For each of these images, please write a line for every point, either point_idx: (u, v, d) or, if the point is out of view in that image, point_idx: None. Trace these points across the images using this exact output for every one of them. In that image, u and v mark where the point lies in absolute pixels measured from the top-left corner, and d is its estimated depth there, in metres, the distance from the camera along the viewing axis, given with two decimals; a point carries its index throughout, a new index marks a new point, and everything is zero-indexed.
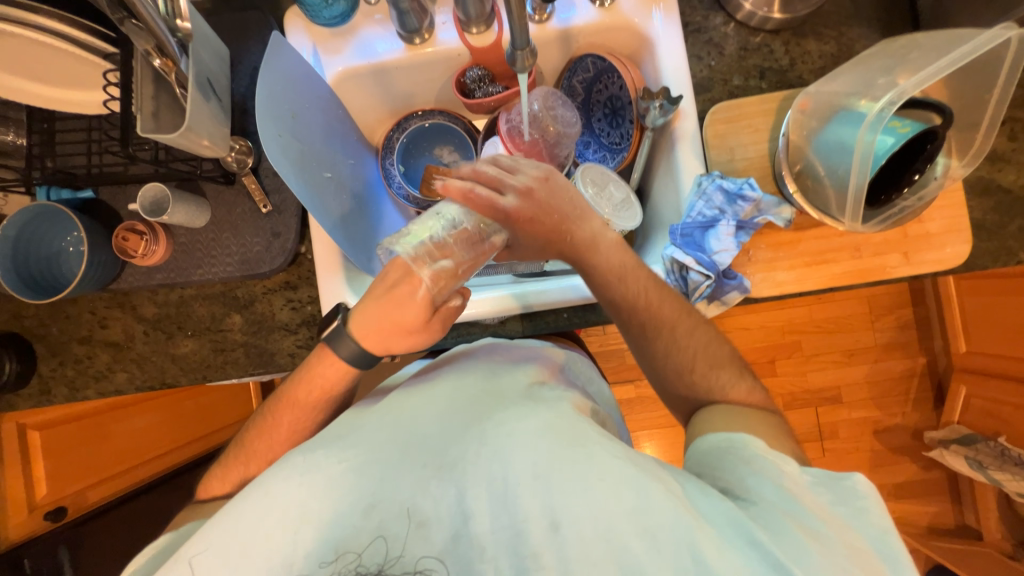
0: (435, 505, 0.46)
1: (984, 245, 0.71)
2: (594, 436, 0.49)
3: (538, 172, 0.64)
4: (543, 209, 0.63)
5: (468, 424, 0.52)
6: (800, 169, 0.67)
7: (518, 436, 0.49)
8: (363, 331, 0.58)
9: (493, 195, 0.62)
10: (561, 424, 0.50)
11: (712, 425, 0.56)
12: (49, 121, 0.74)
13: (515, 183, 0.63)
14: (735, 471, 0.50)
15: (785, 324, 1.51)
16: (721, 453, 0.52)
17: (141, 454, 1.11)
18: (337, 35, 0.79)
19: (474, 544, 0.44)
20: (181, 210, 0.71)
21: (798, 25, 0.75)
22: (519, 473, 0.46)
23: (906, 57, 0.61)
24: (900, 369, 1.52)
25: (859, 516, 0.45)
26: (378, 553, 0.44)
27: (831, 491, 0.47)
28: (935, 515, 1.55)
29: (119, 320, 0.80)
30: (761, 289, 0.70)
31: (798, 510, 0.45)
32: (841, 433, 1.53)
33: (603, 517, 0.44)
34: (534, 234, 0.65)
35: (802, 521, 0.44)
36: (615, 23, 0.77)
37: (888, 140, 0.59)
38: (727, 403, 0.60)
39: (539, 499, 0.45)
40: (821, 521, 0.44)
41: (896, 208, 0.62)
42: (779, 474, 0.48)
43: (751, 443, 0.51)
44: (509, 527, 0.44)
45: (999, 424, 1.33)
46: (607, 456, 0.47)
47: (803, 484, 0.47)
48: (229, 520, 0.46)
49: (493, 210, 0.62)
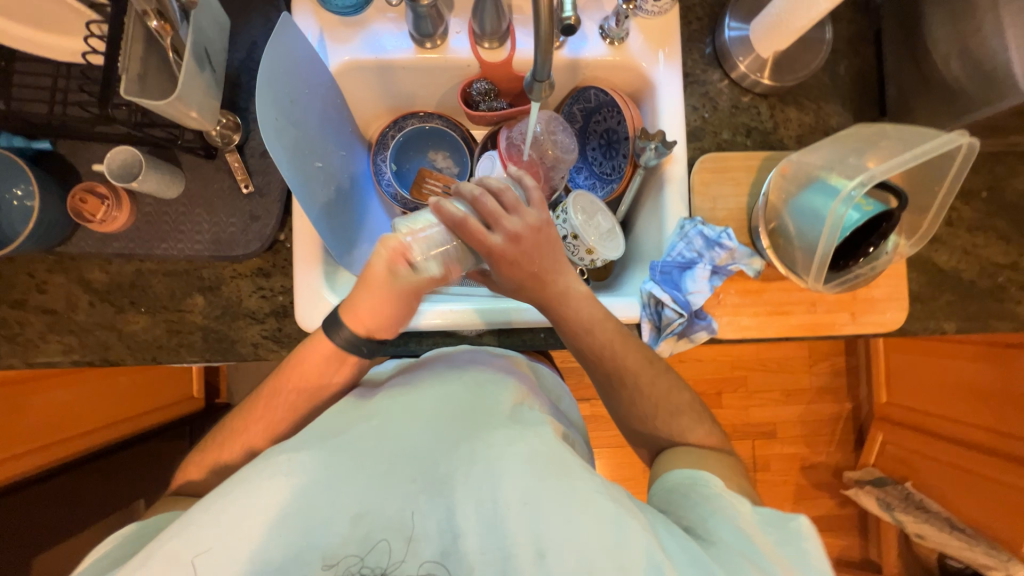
0: (423, 521, 0.46)
1: (916, 313, 0.79)
2: (576, 468, 0.50)
3: (537, 220, 0.61)
4: (528, 258, 0.61)
5: (458, 440, 0.52)
6: (774, 227, 0.72)
7: (508, 459, 0.49)
8: (357, 320, 0.58)
9: (483, 229, 0.58)
10: (548, 451, 0.51)
11: (677, 463, 0.60)
12: (7, 60, 0.67)
13: (510, 224, 0.59)
14: (696, 511, 0.53)
15: (735, 360, 1.60)
16: (683, 492, 0.56)
17: (58, 431, 0.99)
18: (347, 25, 0.77)
19: (463, 563, 0.44)
20: (153, 179, 0.67)
21: (784, 93, 0.81)
22: (508, 496, 0.47)
23: (876, 143, 0.67)
24: (830, 412, 1.65)
25: (804, 557, 0.48)
26: (381, 555, 0.45)
27: (779, 531, 0.50)
28: (845, 549, 1.68)
29: (61, 286, 0.73)
30: (726, 331, 0.75)
31: (751, 550, 0.48)
32: (772, 466, 1.64)
33: (586, 549, 0.45)
34: (512, 276, 0.62)
35: (755, 561, 0.47)
36: (622, 61, 0.81)
37: (854, 216, 0.64)
38: (690, 446, 0.63)
39: (527, 525, 0.45)
40: (771, 561, 0.47)
41: (850, 275, 0.68)
42: (735, 514, 0.51)
43: (712, 482, 0.55)
44: (497, 550, 0.44)
45: (907, 470, 1.48)
46: (588, 489, 0.48)
47: (755, 523, 0.51)
48: (204, 517, 0.46)
49: (479, 247, 0.58)
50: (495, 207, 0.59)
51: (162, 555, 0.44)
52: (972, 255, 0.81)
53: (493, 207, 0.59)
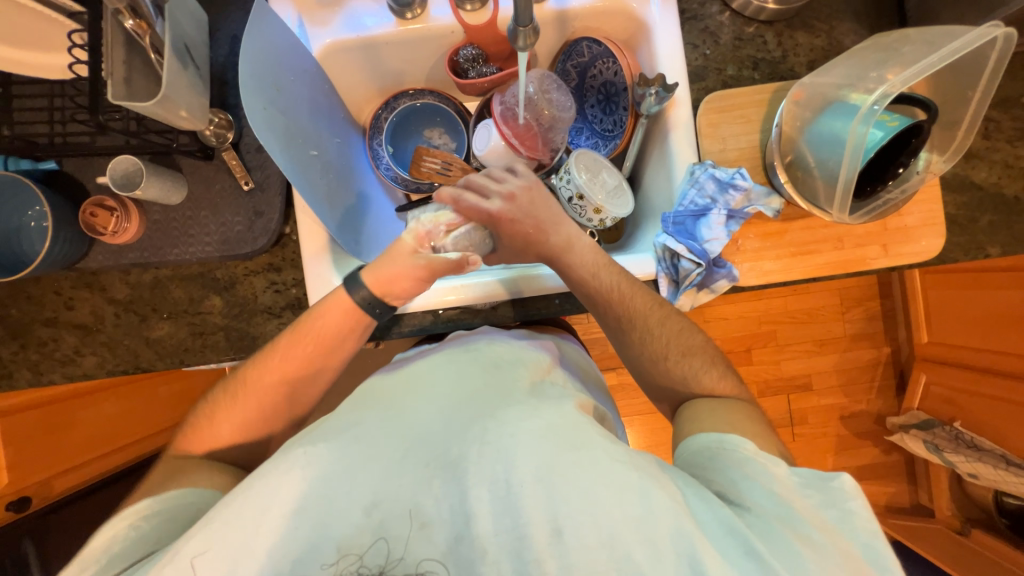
0: (436, 506, 0.46)
1: (956, 239, 0.74)
2: (596, 439, 0.50)
3: (524, 181, 0.70)
4: (528, 212, 0.68)
5: (472, 422, 0.53)
6: (791, 160, 0.68)
7: (522, 437, 0.50)
8: (374, 278, 0.63)
9: (476, 199, 0.68)
10: (562, 425, 0.51)
11: (705, 424, 0.58)
12: (4, 84, 0.69)
13: (501, 187, 0.69)
14: (727, 475, 0.51)
15: (762, 315, 1.55)
16: (711, 454, 0.54)
17: (108, 442, 1.04)
18: (325, 6, 0.76)
19: (477, 546, 0.44)
20: (155, 186, 0.67)
21: (791, 18, 0.76)
22: (522, 475, 0.47)
23: (898, 51, 0.62)
24: (867, 358, 1.59)
25: (848, 519, 0.46)
26: (379, 553, 0.45)
27: (819, 494, 0.48)
28: (891, 495, 1.64)
29: (87, 301, 0.75)
30: (748, 278, 0.72)
31: (789, 516, 0.46)
32: (810, 419, 1.60)
33: (606, 523, 0.45)
34: (517, 234, 0.69)
35: (794, 527, 0.46)
36: (613, 6, 0.76)
37: (878, 134, 0.59)
38: (708, 398, 0.62)
39: (544, 505, 0.45)
40: (815, 529, 0.45)
41: (879, 201, 0.64)
42: (770, 476, 0.50)
43: (742, 445, 0.53)
44: (513, 531, 0.45)
45: (954, 410, 1.41)
46: (609, 459, 0.48)
47: (792, 486, 0.49)
48: (232, 510, 0.47)
49: (476, 214, 0.68)
50: (480, 181, 0.70)
51: (185, 554, 0.45)
52: (1014, 168, 0.74)
53: (478, 183, 0.70)
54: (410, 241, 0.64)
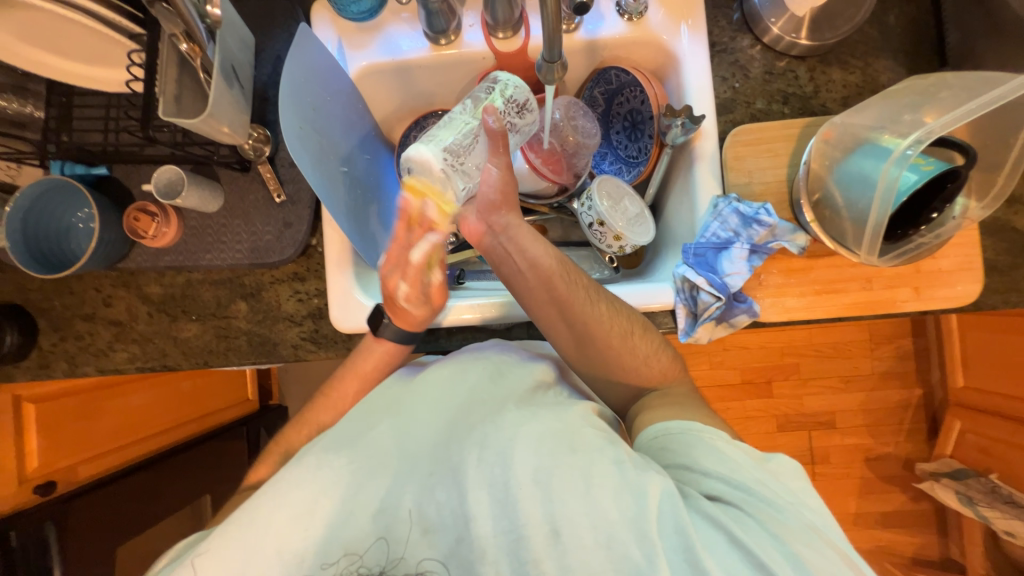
0: (438, 509, 0.49)
1: (995, 286, 0.71)
2: (594, 442, 0.52)
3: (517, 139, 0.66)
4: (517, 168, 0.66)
5: (470, 427, 0.54)
6: (818, 198, 0.67)
7: (518, 441, 0.52)
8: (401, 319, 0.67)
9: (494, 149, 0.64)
10: (559, 430, 0.53)
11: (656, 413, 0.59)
12: (67, 95, 0.74)
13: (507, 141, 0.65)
14: (680, 461, 0.52)
15: (785, 346, 1.51)
16: (661, 444, 0.55)
17: (133, 431, 1.09)
18: (364, 31, 0.79)
19: (475, 548, 0.48)
20: (194, 195, 0.71)
21: (824, 53, 0.75)
22: (519, 476, 0.49)
23: (935, 95, 0.61)
24: (896, 399, 1.52)
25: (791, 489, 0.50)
26: (379, 555, 0.49)
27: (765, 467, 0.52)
28: (919, 547, 1.54)
29: (123, 299, 0.79)
30: (769, 314, 0.70)
31: (749, 495, 0.48)
32: (832, 458, 1.53)
33: (603, 525, 0.47)
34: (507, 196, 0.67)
35: (756, 505, 0.48)
36: (643, 37, 0.77)
37: (912, 177, 0.59)
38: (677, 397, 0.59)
39: (540, 506, 0.48)
40: (771, 500, 0.48)
41: (911, 245, 0.62)
42: (722, 456, 0.52)
43: (689, 427, 0.55)
44: (510, 531, 0.48)
45: (992, 462, 1.32)
46: (603, 462, 0.50)
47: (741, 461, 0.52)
48: (243, 520, 0.49)
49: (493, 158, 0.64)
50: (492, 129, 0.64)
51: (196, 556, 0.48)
52: None
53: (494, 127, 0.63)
54: (406, 284, 0.67)
